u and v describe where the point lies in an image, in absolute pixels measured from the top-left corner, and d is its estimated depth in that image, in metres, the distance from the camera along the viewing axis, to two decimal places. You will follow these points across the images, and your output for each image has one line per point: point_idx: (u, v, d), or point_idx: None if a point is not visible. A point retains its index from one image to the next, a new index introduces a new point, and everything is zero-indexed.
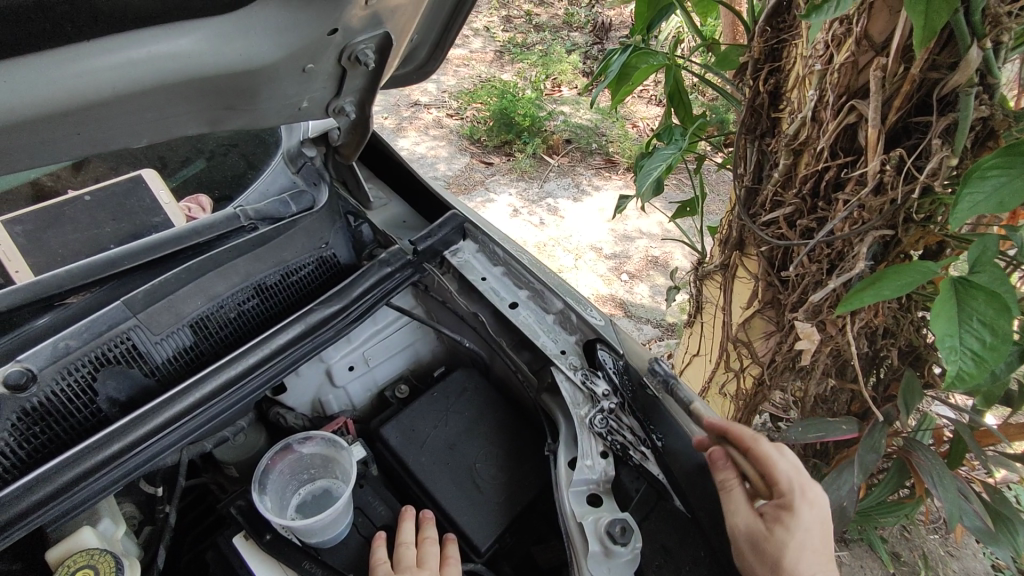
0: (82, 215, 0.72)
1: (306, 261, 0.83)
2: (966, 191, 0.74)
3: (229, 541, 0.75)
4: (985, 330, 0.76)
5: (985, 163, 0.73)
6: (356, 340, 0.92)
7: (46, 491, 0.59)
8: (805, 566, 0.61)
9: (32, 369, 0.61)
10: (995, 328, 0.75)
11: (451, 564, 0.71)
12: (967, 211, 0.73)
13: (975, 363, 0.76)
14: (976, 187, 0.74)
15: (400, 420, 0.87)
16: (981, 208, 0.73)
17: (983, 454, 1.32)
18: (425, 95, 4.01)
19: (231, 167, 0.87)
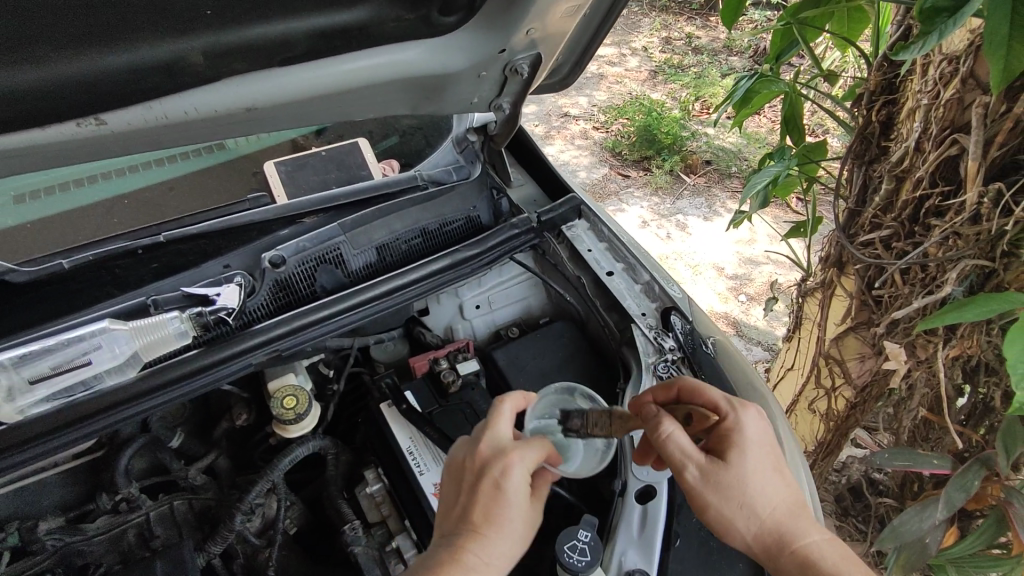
0: (319, 164, 1.06)
1: (457, 217, 1.11)
2: None
3: (377, 408, 1.04)
4: None
5: None
6: (484, 286, 1.19)
7: (282, 331, 0.93)
8: (753, 471, 0.73)
9: (284, 256, 0.95)
10: None
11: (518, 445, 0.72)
12: None
13: None
14: None
15: (508, 348, 1.12)
16: None
17: None
18: (576, 107, 4.29)
19: (415, 143, 1.18)
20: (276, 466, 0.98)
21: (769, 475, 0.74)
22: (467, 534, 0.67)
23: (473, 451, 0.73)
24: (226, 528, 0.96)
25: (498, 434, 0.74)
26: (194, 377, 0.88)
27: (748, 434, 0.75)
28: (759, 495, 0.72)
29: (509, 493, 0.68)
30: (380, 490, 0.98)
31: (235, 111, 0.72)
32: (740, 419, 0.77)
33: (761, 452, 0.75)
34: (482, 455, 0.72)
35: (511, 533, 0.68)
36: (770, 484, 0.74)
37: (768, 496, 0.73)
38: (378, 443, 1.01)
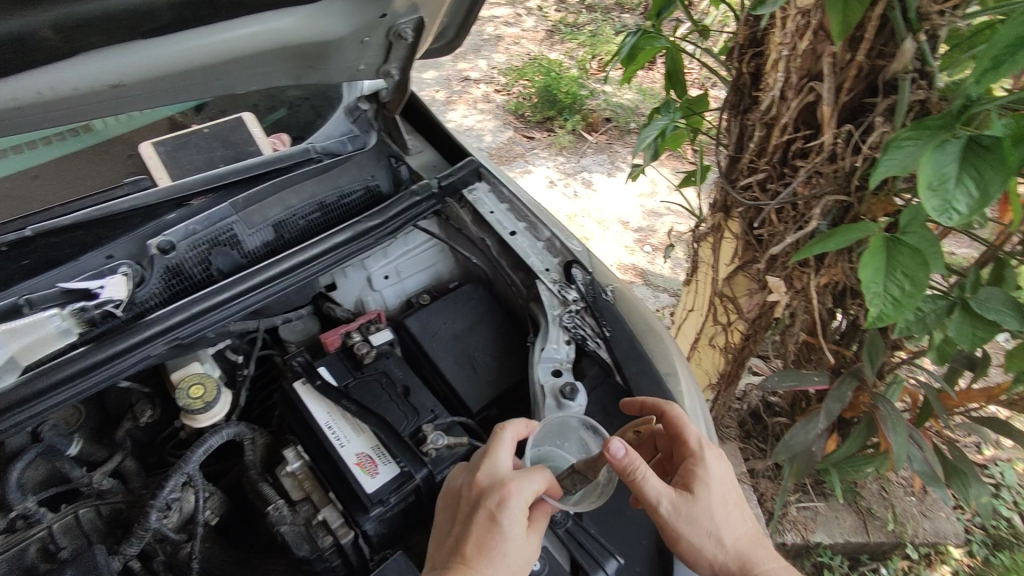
0: (203, 142, 1.01)
1: (355, 188, 1.10)
2: (883, 159, 0.97)
3: (290, 387, 1.03)
4: (904, 281, 1.09)
5: (900, 137, 0.97)
6: (391, 256, 1.20)
7: (180, 318, 0.89)
8: (719, 514, 0.80)
9: (174, 240, 0.91)
10: (911, 281, 1.09)
11: (513, 478, 0.76)
12: (881, 171, 0.96)
13: (894, 305, 1.10)
14: (891, 156, 0.96)
15: (420, 315, 1.14)
16: (891, 170, 0.96)
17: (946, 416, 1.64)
18: (476, 70, 4.24)
19: (305, 115, 1.15)
20: (189, 458, 0.95)
21: (730, 508, 0.81)
22: (457, 564, 0.72)
23: (469, 485, 0.78)
24: (141, 526, 0.92)
25: (497, 464, 0.79)
26: (87, 374, 0.83)
27: (712, 471, 0.82)
28: (719, 529, 0.79)
29: (502, 525, 0.73)
30: (302, 467, 0.97)
31: (99, 89, 0.69)
32: (711, 461, 0.82)
33: (724, 489, 0.82)
34: (478, 490, 0.77)
35: (506, 565, 0.72)
36: (733, 518, 0.81)
37: (728, 530, 0.80)
38: (295, 421, 1.00)
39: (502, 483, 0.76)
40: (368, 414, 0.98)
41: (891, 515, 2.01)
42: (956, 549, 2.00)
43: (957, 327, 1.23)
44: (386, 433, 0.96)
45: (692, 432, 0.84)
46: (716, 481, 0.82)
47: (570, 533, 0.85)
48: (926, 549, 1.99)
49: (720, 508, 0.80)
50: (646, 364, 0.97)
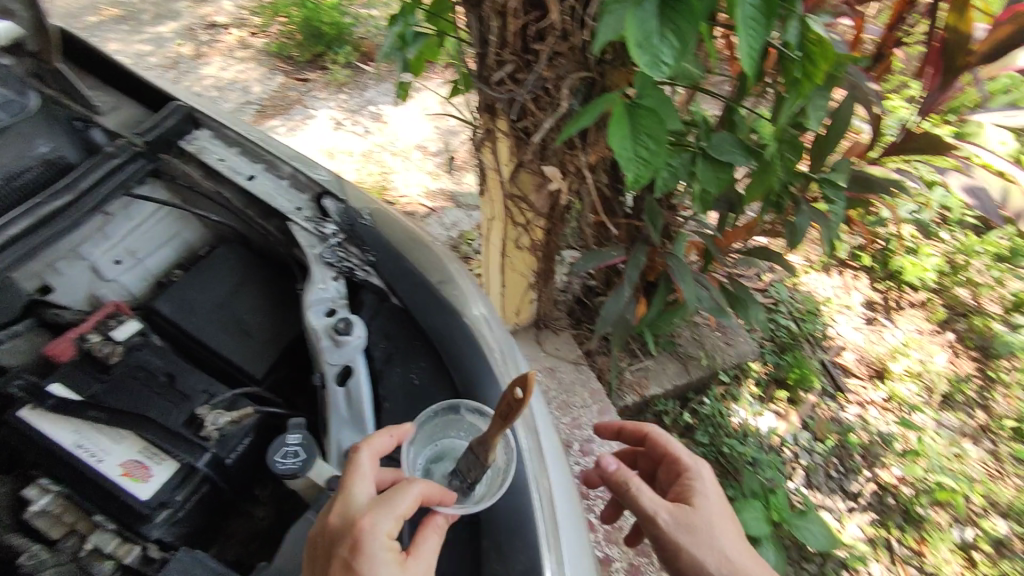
0: None
1: (27, 165, 0.89)
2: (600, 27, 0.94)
3: (14, 416, 0.84)
4: (647, 142, 1.21)
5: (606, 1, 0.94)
6: (113, 236, 1.03)
7: None
8: (704, 519, 1.06)
9: None
10: (653, 140, 1.21)
11: (371, 513, 0.69)
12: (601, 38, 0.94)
13: (645, 166, 1.22)
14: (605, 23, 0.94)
15: (171, 294, 0.99)
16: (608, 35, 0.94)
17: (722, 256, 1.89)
18: (222, 15, 3.74)
19: None
20: None
21: (720, 513, 1.08)
22: None
23: (325, 530, 0.70)
24: None
25: (354, 497, 0.71)
26: None
27: (700, 479, 1.12)
28: (718, 531, 1.05)
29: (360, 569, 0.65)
30: (53, 501, 0.83)
31: None
32: (696, 475, 1.12)
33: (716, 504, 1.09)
34: (334, 535, 0.69)
35: None
36: (721, 527, 1.06)
37: (713, 530, 1.05)
38: (34, 453, 0.83)
39: (358, 521, 0.68)
40: (123, 418, 0.84)
41: (703, 353, 2.34)
42: (755, 364, 2.42)
43: (704, 175, 1.38)
44: (154, 432, 0.84)
45: (682, 458, 1.15)
46: (702, 492, 1.10)
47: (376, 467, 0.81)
48: (733, 371, 2.38)
49: (707, 512, 1.07)
50: (415, 279, 0.97)
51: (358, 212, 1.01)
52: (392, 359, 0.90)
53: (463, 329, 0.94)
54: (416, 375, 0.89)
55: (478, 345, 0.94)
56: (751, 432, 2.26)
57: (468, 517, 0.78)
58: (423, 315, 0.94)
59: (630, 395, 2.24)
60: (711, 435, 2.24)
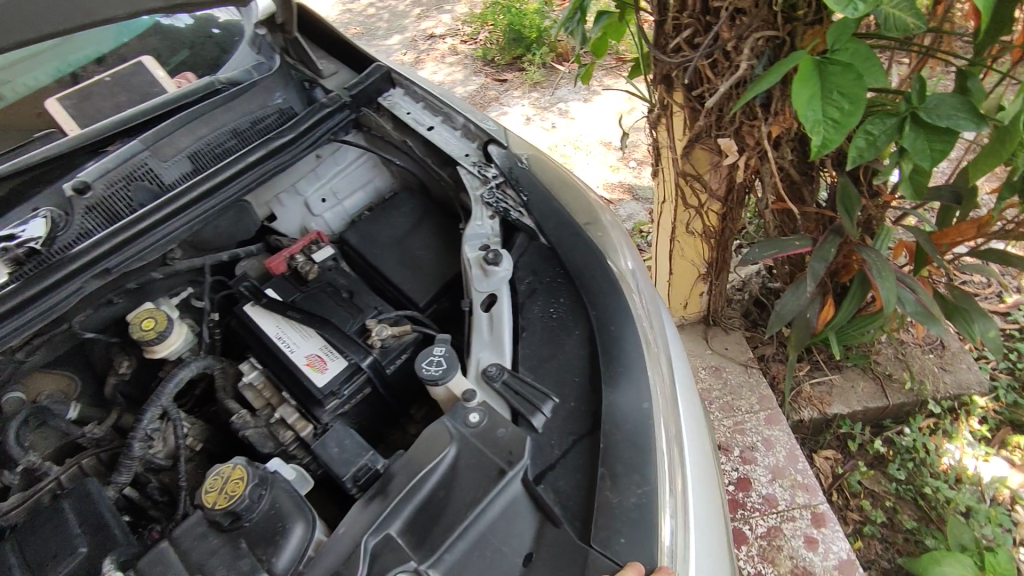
0: (105, 91, 1.04)
1: (268, 112, 1.12)
2: None
3: (242, 308, 1.08)
4: (843, 101, 1.07)
5: None
6: (324, 176, 1.22)
7: (112, 245, 0.94)
8: None
9: (88, 179, 0.94)
10: (851, 99, 1.06)
11: None
12: None
13: (836, 129, 1.07)
14: None
15: (358, 228, 1.18)
16: None
17: (942, 257, 1.56)
18: (440, 26, 4.17)
19: (211, 53, 1.18)
20: (161, 392, 1.02)
21: None
22: None
23: None
24: (126, 457, 0.99)
25: None
26: (28, 308, 0.88)
27: None
28: None
29: None
30: (258, 377, 1.00)
31: None
32: None
33: None
34: None
35: None
36: None
37: None
38: (249, 339, 1.05)
39: None
40: (309, 317, 1.02)
41: (907, 375, 1.98)
42: (980, 398, 1.97)
43: (910, 142, 1.14)
44: (332, 333, 1.00)
45: None
46: None
47: (506, 384, 0.84)
48: (949, 404, 1.97)
49: None
50: (562, 219, 1.00)
51: (511, 153, 1.09)
52: (535, 293, 0.94)
53: (604, 270, 0.94)
54: (556, 308, 0.92)
55: (620, 289, 0.92)
56: (966, 477, 1.84)
57: (588, 444, 0.79)
58: (569, 255, 0.96)
59: (807, 409, 1.97)
60: (909, 472, 1.88)
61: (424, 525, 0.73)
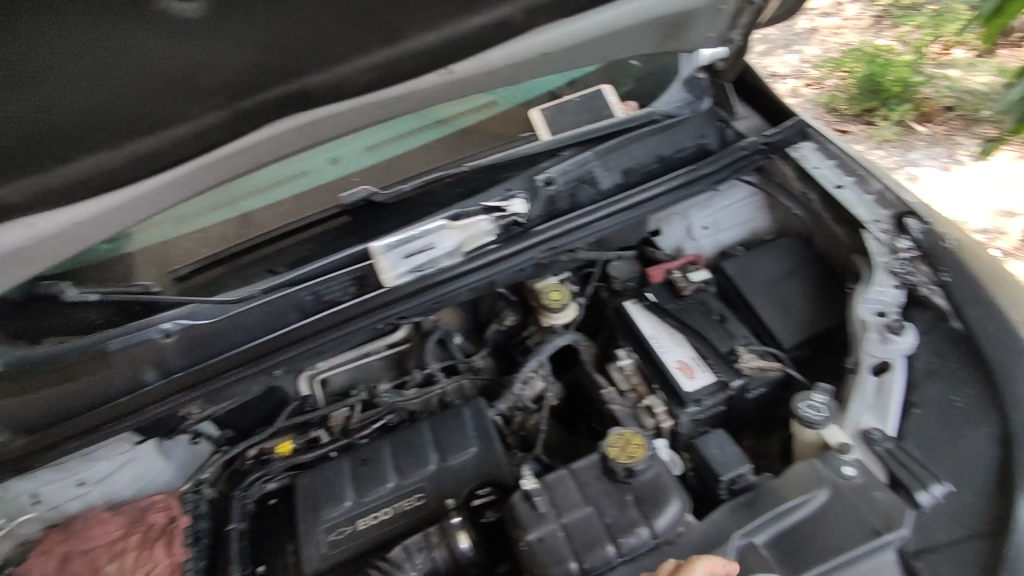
0: (574, 109, 1.27)
1: (690, 145, 1.28)
2: None
3: (621, 303, 1.30)
4: None
5: None
6: (711, 208, 1.36)
7: (559, 231, 1.18)
8: None
9: (554, 177, 1.20)
10: None
11: None
12: None
13: None
14: None
15: (737, 260, 1.27)
16: None
17: None
18: (783, 65, 3.61)
19: (650, 85, 1.38)
20: (543, 348, 1.30)
21: None
22: None
23: None
24: (509, 391, 1.30)
25: None
26: (497, 264, 1.16)
27: None
28: None
29: None
30: (631, 363, 1.19)
31: (535, 56, 0.94)
32: None
33: None
34: None
35: None
36: None
37: None
38: (622, 329, 1.26)
39: None
40: (687, 329, 1.19)
41: None
42: None
43: None
44: (709, 355, 1.14)
45: None
46: None
47: (889, 452, 0.95)
48: None
49: None
50: (983, 306, 1.01)
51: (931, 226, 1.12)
52: (935, 374, 1.00)
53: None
54: (960, 396, 0.96)
55: None
56: None
57: (980, 541, 0.85)
58: (990, 344, 0.97)
59: None
60: None
61: (793, 550, 0.86)
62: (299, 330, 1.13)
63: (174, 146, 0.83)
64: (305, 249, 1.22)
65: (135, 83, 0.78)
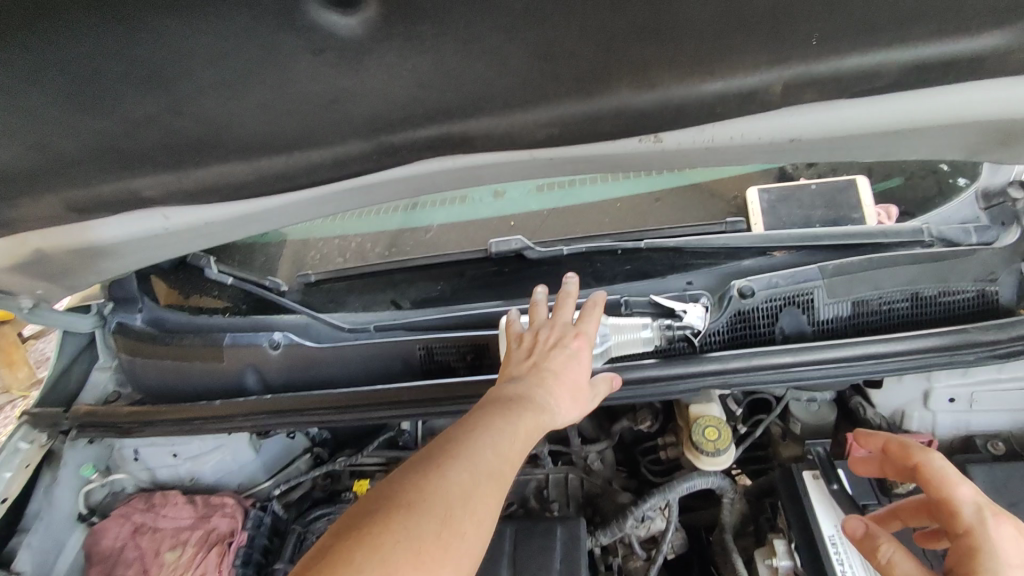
0: (806, 198, 1.00)
1: (968, 289, 0.88)
2: None
3: (796, 471, 0.94)
4: None
5: None
6: (973, 379, 0.94)
7: (740, 364, 0.87)
8: None
9: (754, 288, 0.89)
10: None
11: None
12: None
13: None
14: None
15: (993, 467, 0.86)
16: None
17: None
18: None
19: (924, 189, 1.01)
20: (673, 487, 1.01)
21: None
22: (530, 392, 0.68)
23: None
24: (618, 524, 1.04)
25: None
26: (646, 384, 0.90)
27: None
28: None
29: None
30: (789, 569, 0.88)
31: (778, 139, 0.68)
32: None
33: None
34: None
35: None
36: None
37: None
38: (790, 511, 0.91)
39: None
40: None
41: None
42: None
43: None
44: None
45: None
46: None
47: None
48: None
49: None
50: None
51: None
52: None
53: None
54: None
55: None
56: None
57: None
58: None
59: None
60: None
61: None
62: (401, 391, 0.96)
63: (309, 170, 0.71)
64: (435, 289, 1.06)
65: (273, 103, 0.65)
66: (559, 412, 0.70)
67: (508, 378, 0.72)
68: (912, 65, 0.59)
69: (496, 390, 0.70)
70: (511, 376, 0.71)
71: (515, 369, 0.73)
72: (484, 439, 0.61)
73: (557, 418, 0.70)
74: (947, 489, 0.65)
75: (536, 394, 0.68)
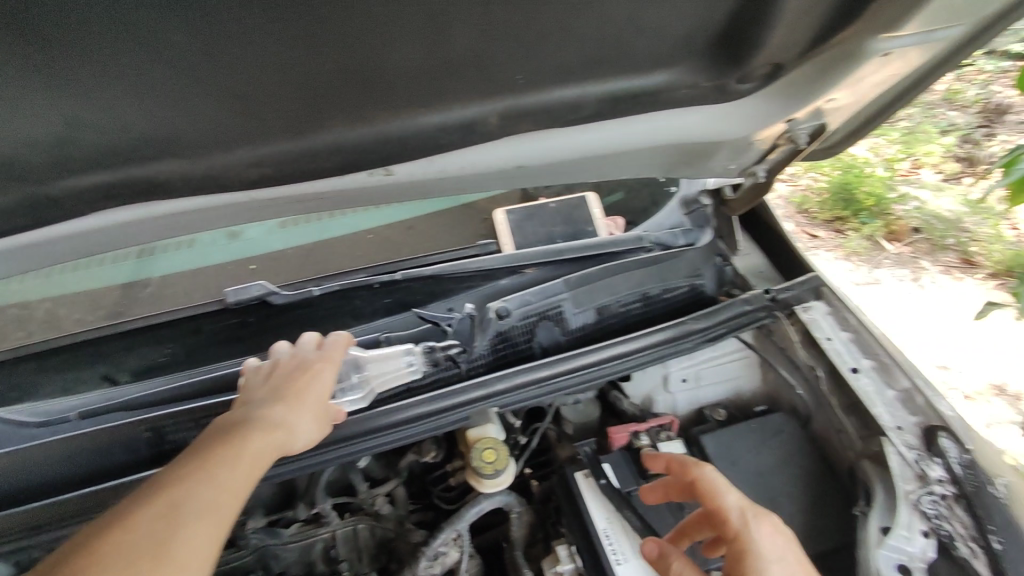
0: (547, 216, 1.04)
1: (682, 285, 1.03)
2: None
3: (570, 473, 0.99)
4: None
5: None
6: (696, 359, 1.10)
7: (506, 385, 0.89)
8: None
9: (509, 308, 0.91)
10: None
11: None
12: None
13: None
14: None
15: (719, 434, 1.00)
16: None
17: None
18: None
19: (641, 200, 1.15)
20: (463, 515, 0.99)
21: None
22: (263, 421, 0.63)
23: None
24: (411, 568, 0.99)
25: None
26: (418, 421, 0.86)
27: None
28: None
29: None
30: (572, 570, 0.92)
31: (504, 168, 0.70)
32: None
33: None
34: None
35: None
36: None
37: None
38: (569, 513, 0.96)
39: None
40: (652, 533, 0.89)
41: None
42: None
43: None
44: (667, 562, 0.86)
45: None
46: None
47: None
48: None
49: None
50: None
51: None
52: None
53: None
54: None
55: None
56: None
57: None
58: None
59: None
60: None
61: None
62: (118, 489, 0.77)
63: None
64: (164, 353, 0.90)
65: None
66: (301, 434, 0.66)
67: (239, 409, 0.66)
68: (606, 97, 0.66)
69: (229, 418, 0.64)
70: (244, 405, 0.66)
71: (247, 400, 0.68)
72: (213, 465, 0.55)
73: (302, 439, 0.67)
74: (716, 499, 0.73)
75: (270, 418, 0.64)
